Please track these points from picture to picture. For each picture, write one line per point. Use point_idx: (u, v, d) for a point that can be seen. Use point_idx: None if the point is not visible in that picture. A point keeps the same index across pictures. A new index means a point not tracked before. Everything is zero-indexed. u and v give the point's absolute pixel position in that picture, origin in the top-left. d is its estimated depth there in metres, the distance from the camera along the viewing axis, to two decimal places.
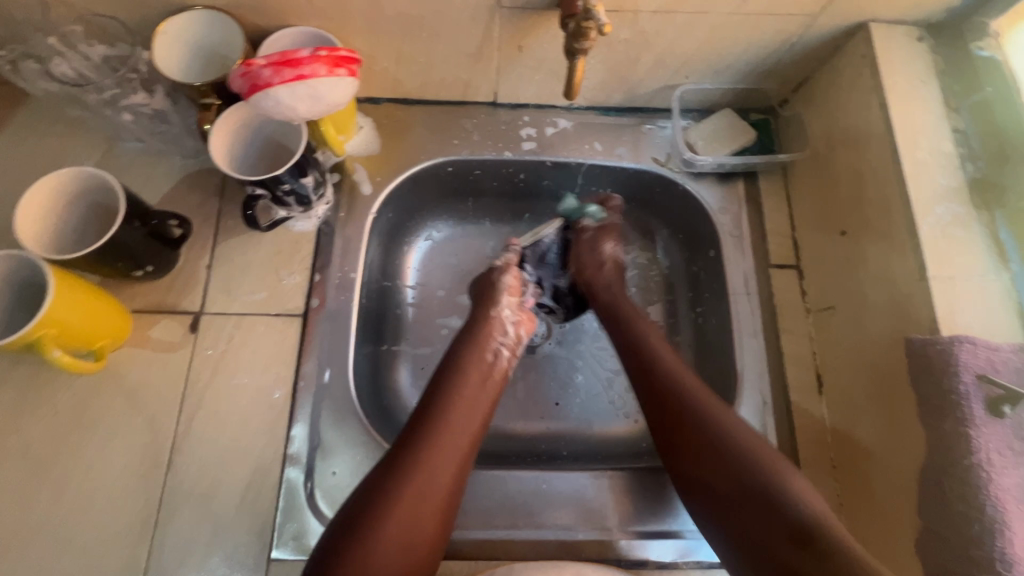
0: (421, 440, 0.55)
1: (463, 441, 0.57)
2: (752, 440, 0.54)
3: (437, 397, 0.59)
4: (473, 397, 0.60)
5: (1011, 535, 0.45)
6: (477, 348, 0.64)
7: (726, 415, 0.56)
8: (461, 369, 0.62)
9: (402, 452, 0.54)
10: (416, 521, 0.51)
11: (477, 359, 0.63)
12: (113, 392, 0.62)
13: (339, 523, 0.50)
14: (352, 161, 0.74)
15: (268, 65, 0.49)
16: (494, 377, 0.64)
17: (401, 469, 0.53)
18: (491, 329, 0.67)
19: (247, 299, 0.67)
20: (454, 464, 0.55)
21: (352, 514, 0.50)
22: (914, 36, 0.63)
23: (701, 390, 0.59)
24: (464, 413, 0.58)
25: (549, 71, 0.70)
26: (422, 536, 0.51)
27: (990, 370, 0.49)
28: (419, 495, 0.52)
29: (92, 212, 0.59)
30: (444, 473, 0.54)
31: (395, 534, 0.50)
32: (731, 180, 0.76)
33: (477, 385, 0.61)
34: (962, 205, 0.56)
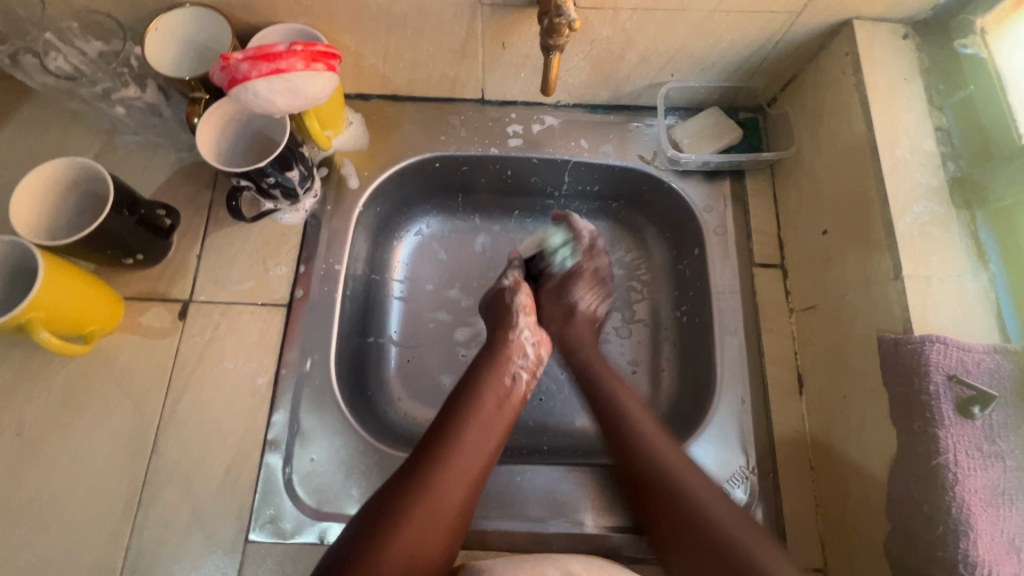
0: (436, 460, 0.56)
1: (478, 466, 0.57)
2: (708, 492, 0.55)
3: (453, 418, 0.60)
4: (489, 419, 0.61)
5: (977, 536, 0.44)
6: (497, 370, 0.65)
7: (679, 460, 0.58)
8: (479, 391, 0.63)
9: (416, 472, 0.55)
10: (422, 545, 0.52)
11: (495, 380, 0.64)
12: (103, 375, 0.64)
13: (347, 537, 0.51)
14: (341, 155, 0.76)
15: (245, 59, 0.51)
16: (511, 401, 0.64)
17: (412, 489, 0.54)
18: (511, 352, 0.67)
19: (234, 288, 0.69)
20: (466, 486, 0.56)
21: (360, 529, 0.51)
22: (899, 34, 0.62)
23: (663, 441, 0.60)
24: (481, 437, 0.59)
25: (534, 68, 0.71)
26: (430, 557, 0.52)
27: (962, 370, 0.48)
28: (429, 516, 0.53)
29: (84, 202, 0.61)
30: (455, 495, 0.55)
31: (404, 553, 0.50)
32: (718, 178, 0.75)
33: (494, 410, 0.62)
34: (941, 204, 0.55)
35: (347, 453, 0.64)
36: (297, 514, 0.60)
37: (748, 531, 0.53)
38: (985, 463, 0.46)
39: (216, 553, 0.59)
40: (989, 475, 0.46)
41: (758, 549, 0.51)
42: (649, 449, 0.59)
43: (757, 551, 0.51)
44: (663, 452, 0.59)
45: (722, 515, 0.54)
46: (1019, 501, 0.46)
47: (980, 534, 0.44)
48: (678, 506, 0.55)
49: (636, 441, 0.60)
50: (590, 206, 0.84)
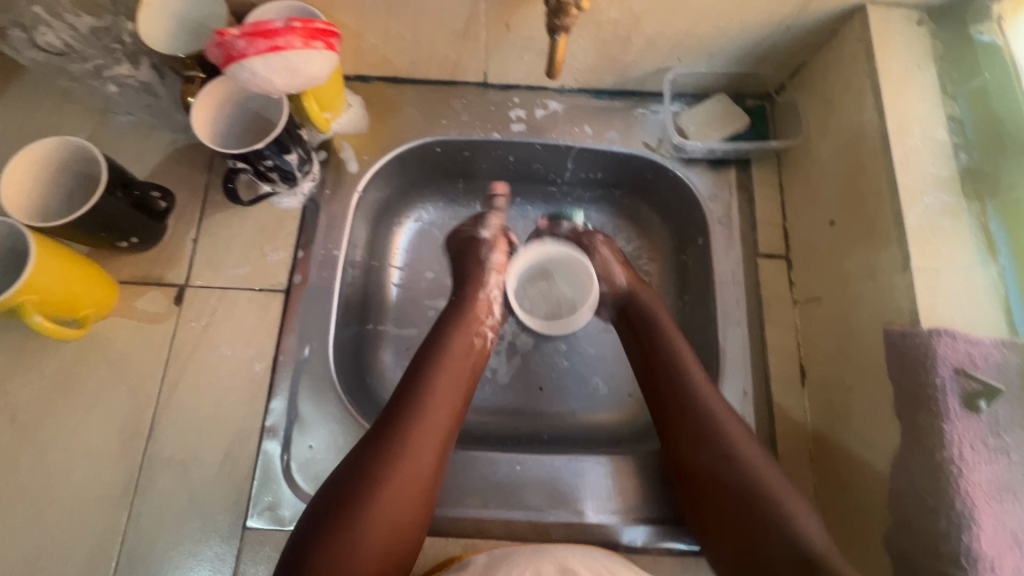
0: (406, 417, 0.55)
1: (447, 417, 0.57)
2: (751, 456, 0.55)
3: (422, 373, 0.59)
4: (456, 371, 0.60)
5: (978, 530, 0.44)
6: (466, 328, 0.64)
7: (724, 411, 0.58)
8: (448, 346, 0.62)
9: (384, 430, 0.54)
10: (401, 504, 0.51)
11: (466, 335, 0.63)
12: (98, 360, 0.63)
13: (322, 504, 0.51)
14: (340, 139, 0.74)
15: (241, 35, 0.49)
16: (479, 354, 0.64)
17: (384, 449, 0.53)
18: (479, 310, 0.67)
19: (231, 273, 0.67)
20: (437, 439, 0.55)
21: (335, 494, 0.51)
22: (913, 20, 0.61)
23: (706, 387, 0.59)
24: (448, 389, 0.58)
25: (538, 51, 0.69)
26: (410, 512, 0.52)
27: (969, 364, 0.47)
28: (406, 472, 0.52)
29: (78, 182, 0.60)
30: (429, 450, 0.54)
31: (382, 512, 0.50)
32: (724, 167, 0.74)
33: (462, 362, 0.61)
34: (952, 195, 0.54)
35: (345, 441, 0.63)
36: (296, 502, 0.60)
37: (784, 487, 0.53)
38: (990, 458, 0.46)
39: (215, 539, 0.59)
40: (994, 469, 0.46)
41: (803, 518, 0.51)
42: (701, 408, 0.58)
43: (797, 513, 0.51)
44: (715, 408, 0.58)
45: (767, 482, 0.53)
46: None
47: (983, 528, 0.44)
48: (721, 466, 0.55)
49: (689, 402, 0.58)
50: (593, 194, 0.83)
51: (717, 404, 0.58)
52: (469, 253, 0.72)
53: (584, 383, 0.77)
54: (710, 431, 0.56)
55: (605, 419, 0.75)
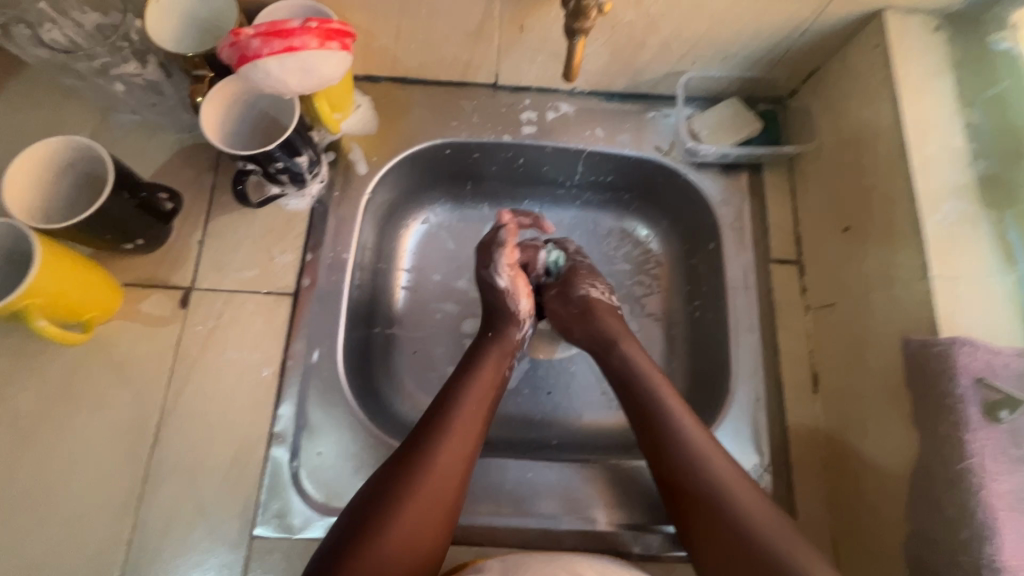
0: (426, 449, 0.54)
1: (467, 450, 0.56)
2: (732, 481, 0.55)
3: (441, 406, 0.58)
4: (476, 404, 0.59)
5: (1002, 541, 0.44)
6: (492, 362, 0.63)
7: (719, 454, 0.57)
8: (470, 378, 0.61)
9: (405, 463, 0.54)
10: (420, 528, 0.51)
11: (492, 368, 0.62)
12: (102, 364, 0.62)
13: (340, 529, 0.50)
14: (349, 139, 0.73)
15: (257, 35, 0.48)
16: (501, 389, 0.63)
17: (404, 481, 0.52)
18: (508, 348, 0.65)
19: (238, 276, 0.66)
20: (457, 469, 0.55)
21: (356, 514, 0.51)
22: (931, 26, 0.60)
23: (688, 420, 0.58)
24: (470, 420, 0.57)
25: (551, 53, 0.68)
26: (425, 545, 0.51)
27: (989, 373, 0.47)
28: (425, 505, 0.52)
29: (82, 183, 0.59)
30: (448, 483, 0.54)
31: (401, 537, 0.50)
32: (735, 172, 0.74)
33: (485, 392, 0.60)
34: (970, 203, 0.54)
35: (355, 447, 0.62)
36: (305, 510, 0.59)
37: (781, 527, 0.52)
38: (1011, 468, 0.46)
39: (221, 547, 0.58)
40: (1015, 479, 0.46)
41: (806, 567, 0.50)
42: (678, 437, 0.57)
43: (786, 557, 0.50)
44: (705, 451, 0.56)
45: (762, 520, 0.52)
46: None
47: (1005, 539, 0.44)
48: (711, 507, 0.54)
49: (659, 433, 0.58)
50: (602, 198, 0.82)
51: (688, 423, 0.58)
52: (497, 294, 0.67)
53: (593, 389, 0.77)
54: (692, 467, 0.56)
55: (614, 424, 0.75)
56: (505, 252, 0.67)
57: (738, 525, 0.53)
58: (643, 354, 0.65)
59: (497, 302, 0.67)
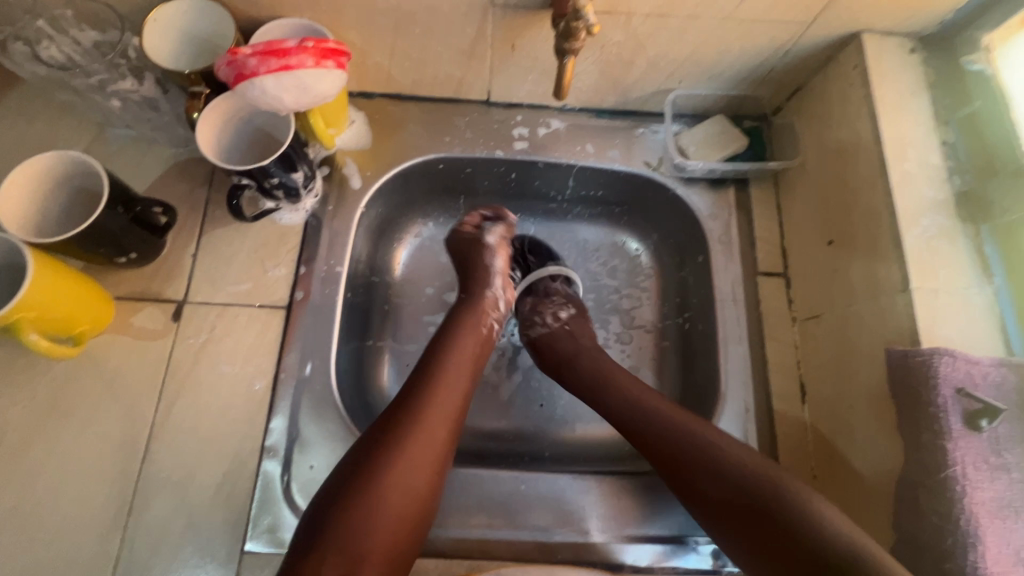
0: (417, 400, 0.56)
1: (456, 397, 0.59)
2: (744, 457, 0.53)
3: (429, 360, 0.61)
4: (464, 359, 0.62)
5: (984, 548, 0.45)
6: (473, 322, 0.66)
7: (711, 431, 0.56)
8: (454, 338, 0.63)
9: (396, 417, 0.55)
10: (416, 470, 0.53)
11: (471, 326, 0.65)
12: (92, 378, 0.62)
13: (331, 484, 0.51)
14: (343, 154, 0.74)
15: (254, 54, 0.49)
16: (484, 344, 0.65)
17: (396, 432, 0.53)
18: (483, 306, 0.68)
19: (231, 290, 0.66)
20: (450, 411, 0.57)
21: (350, 466, 0.52)
22: (906, 49, 0.63)
23: (686, 416, 0.58)
24: (457, 373, 0.60)
25: (542, 71, 0.70)
26: (421, 491, 0.52)
27: (969, 384, 0.48)
28: (417, 455, 0.53)
29: (76, 197, 0.59)
30: (442, 432, 0.55)
31: (401, 480, 0.51)
32: (722, 187, 0.75)
33: (471, 347, 0.63)
34: (948, 218, 0.56)
35: None
36: (296, 524, 0.59)
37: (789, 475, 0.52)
38: (991, 476, 0.47)
39: (211, 563, 0.57)
40: (996, 487, 0.47)
41: (824, 507, 0.48)
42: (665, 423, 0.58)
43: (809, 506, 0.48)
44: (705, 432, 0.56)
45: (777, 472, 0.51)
46: None
47: (987, 546, 0.45)
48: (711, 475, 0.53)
49: (669, 423, 0.57)
50: (593, 211, 0.84)
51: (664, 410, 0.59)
52: (470, 257, 0.71)
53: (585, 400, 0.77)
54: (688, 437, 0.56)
55: (607, 436, 0.75)
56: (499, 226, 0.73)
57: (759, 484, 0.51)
58: (633, 379, 0.64)
59: (473, 266, 0.71)
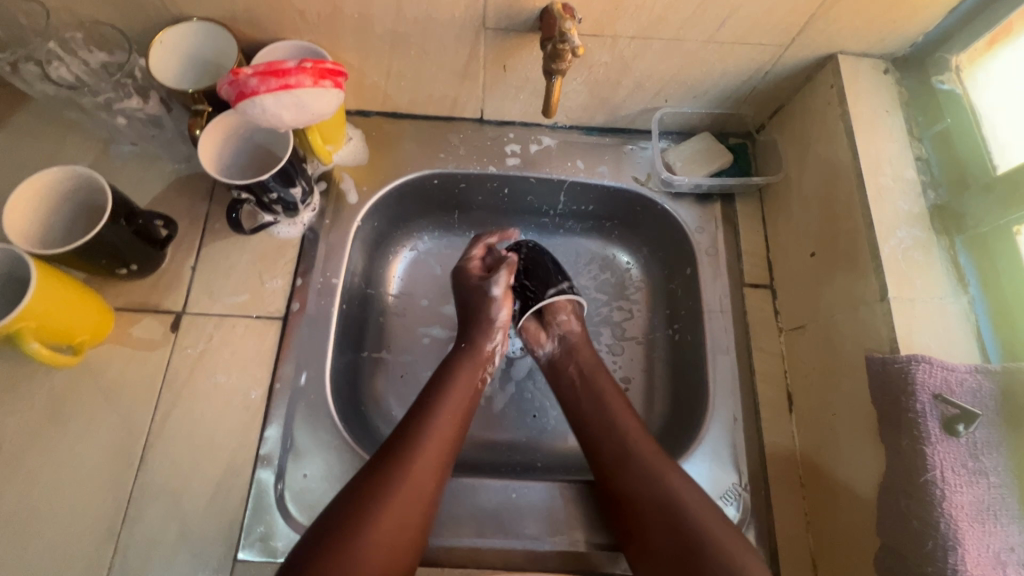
0: (409, 457, 0.56)
1: (446, 455, 0.59)
2: (688, 498, 0.56)
3: (423, 414, 0.61)
4: (461, 395, 0.64)
5: (964, 551, 0.45)
6: (471, 358, 0.68)
7: (679, 479, 0.58)
8: (452, 375, 0.65)
9: (393, 454, 0.56)
10: (403, 528, 0.53)
11: (468, 375, 0.66)
12: (90, 388, 0.63)
13: (316, 535, 0.50)
14: (340, 170, 0.76)
15: (255, 74, 0.51)
16: (476, 397, 0.66)
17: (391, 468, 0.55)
18: (483, 341, 0.70)
19: (229, 301, 0.68)
20: (440, 469, 0.58)
21: (337, 522, 0.51)
22: (879, 69, 0.66)
23: (654, 454, 0.60)
24: (450, 427, 0.60)
25: (533, 91, 0.73)
26: (414, 526, 0.54)
27: (946, 389, 0.49)
28: (410, 491, 0.54)
29: (80, 211, 0.61)
30: (435, 465, 0.57)
31: (386, 538, 0.51)
32: (709, 201, 0.78)
33: (463, 400, 0.64)
34: (923, 230, 0.58)
35: (340, 469, 0.63)
36: (289, 532, 0.59)
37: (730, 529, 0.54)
38: (970, 480, 0.48)
39: (203, 573, 0.57)
40: (974, 491, 0.48)
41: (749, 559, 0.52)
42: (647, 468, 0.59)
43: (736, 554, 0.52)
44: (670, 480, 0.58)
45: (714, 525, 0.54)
46: (1003, 517, 0.47)
47: (967, 549, 0.46)
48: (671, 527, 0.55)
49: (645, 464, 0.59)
50: (584, 225, 0.86)
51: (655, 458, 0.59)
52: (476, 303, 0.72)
53: None
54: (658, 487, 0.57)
55: None
56: (504, 272, 0.72)
57: (696, 533, 0.54)
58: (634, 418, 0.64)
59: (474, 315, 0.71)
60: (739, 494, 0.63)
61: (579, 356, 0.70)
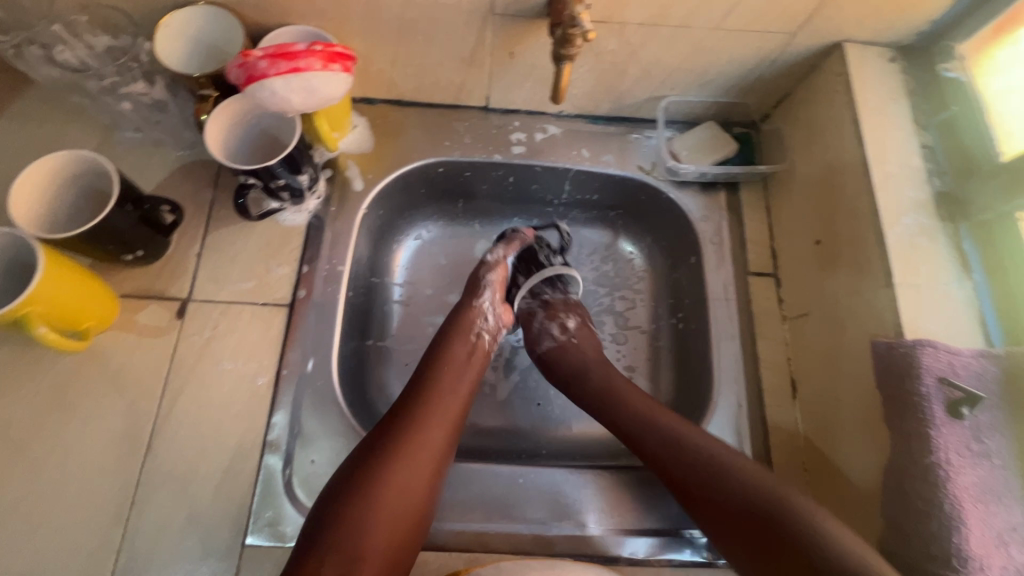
0: (413, 408, 0.58)
1: (454, 406, 0.61)
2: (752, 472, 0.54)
3: (424, 372, 0.62)
4: (458, 369, 0.64)
5: (968, 531, 0.46)
6: (461, 332, 0.67)
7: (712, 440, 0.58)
8: (447, 352, 0.65)
9: (392, 427, 0.56)
10: (411, 471, 0.54)
11: (463, 336, 0.67)
12: (97, 374, 0.63)
13: (331, 489, 0.52)
14: (346, 157, 0.76)
15: (264, 56, 0.51)
16: (482, 357, 0.67)
17: (391, 439, 0.55)
18: (471, 317, 0.69)
19: (235, 288, 0.68)
20: (448, 419, 0.59)
21: (349, 472, 0.53)
22: (886, 57, 0.66)
23: (683, 426, 0.60)
24: (454, 383, 0.62)
25: (539, 78, 0.73)
26: (418, 494, 0.54)
27: (951, 373, 0.50)
28: (412, 461, 0.54)
29: (85, 195, 0.61)
30: (438, 435, 0.57)
31: (395, 483, 0.53)
32: (714, 190, 0.78)
33: (465, 359, 0.65)
34: (928, 217, 0.59)
35: (348, 455, 0.63)
36: (297, 517, 0.59)
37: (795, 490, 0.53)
38: (974, 461, 0.48)
39: (212, 557, 0.57)
40: (977, 471, 0.48)
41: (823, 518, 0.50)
42: (675, 436, 0.59)
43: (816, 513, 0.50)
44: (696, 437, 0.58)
45: (784, 487, 0.52)
46: (1006, 497, 0.48)
47: (971, 529, 0.46)
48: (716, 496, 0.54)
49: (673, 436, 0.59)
50: (589, 215, 0.86)
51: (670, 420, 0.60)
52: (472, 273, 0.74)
53: None
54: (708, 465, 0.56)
55: (603, 434, 0.77)
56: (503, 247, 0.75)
57: (768, 500, 0.52)
58: (645, 398, 0.64)
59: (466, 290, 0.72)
60: None
61: (575, 347, 0.71)
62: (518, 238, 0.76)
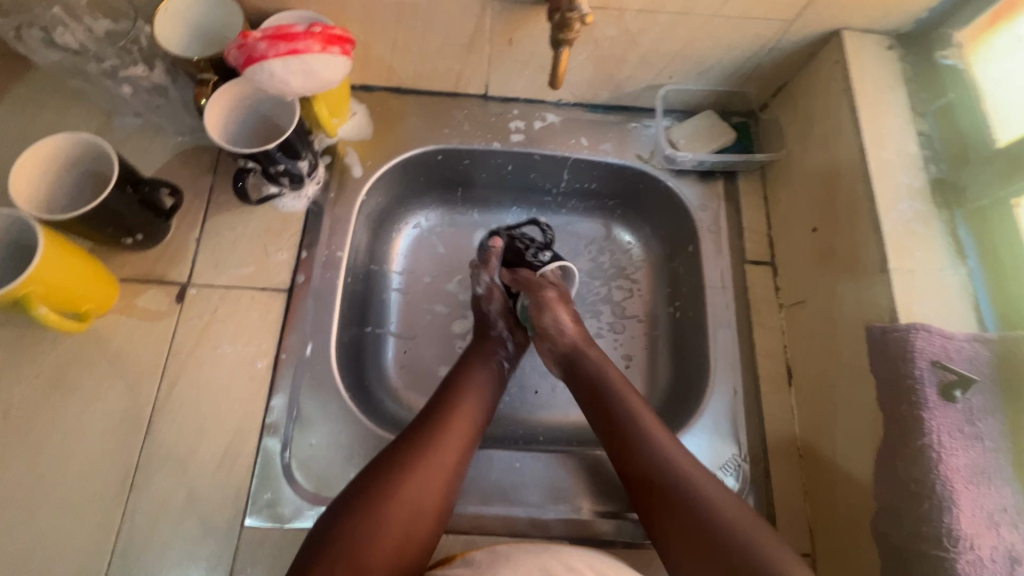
0: (432, 428, 0.59)
1: (472, 430, 0.61)
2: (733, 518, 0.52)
3: (446, 394, 0.64)
4: (477, 395, 0.64)
5: (959, 511, 0.47)
6: (481, 359, 0.69)
7: (691, 465, 0.57)
8: (467, 375, 0.66)
9: (404, 450, 0.56)
10: (425, 492, 0.54)
11: (482, 365, 0.68)
12: (96, 356, 0.63)
13: (345, 498, 0.53)
14: (345, 144, 0.76)
15: (264, 38, 0.52)
16: (498, 386, 0.68)
17: (403, 461, 0.55)
18: (491, 345, 0.72)
19: (235, 273, 0.68)
20: (465, 442, 0.60)
21: (364, 483, 0.54)
22: (884, 45, 0.67)
23: (674, 443, 0.59)
24: (472, 409, 0.63)
25: (538, 66, 0.73)
26: (429, 514, 0.54)
27: (944, 356, 0.50)
28: (425, 478, 0.55)
29: (86, 178, 0.61)
30: (453, 455, 0.58)
31: (407, 501, 0.53)
32: (712, 179, 0.78)
33: (484, 386, 0.66)
34: (924, 204, 0.59)
35: (346, 438, 0.64)
36: (296, 499, 0.60)
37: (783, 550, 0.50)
38: (966, 443, 0.49)
39: (210, 538, 0.58)
40: (969, 453, 0.49)
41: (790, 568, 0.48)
42: (654, 457, 0.57)
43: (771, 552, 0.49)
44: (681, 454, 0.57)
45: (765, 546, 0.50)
46: (997, 479, 0.49)
47: (962, 509, 0.47)
48: (692, 516, 0.53)
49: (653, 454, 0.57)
50: (587, 205, 0.86)
51: (669, 442, 0.58)
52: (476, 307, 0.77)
53: None
54: (687, 495, 0.54)
55: None
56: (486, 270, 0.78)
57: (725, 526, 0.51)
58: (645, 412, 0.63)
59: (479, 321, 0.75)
60: (739, 465, 0.64)
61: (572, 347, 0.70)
62: (490, 254, 0.77)
